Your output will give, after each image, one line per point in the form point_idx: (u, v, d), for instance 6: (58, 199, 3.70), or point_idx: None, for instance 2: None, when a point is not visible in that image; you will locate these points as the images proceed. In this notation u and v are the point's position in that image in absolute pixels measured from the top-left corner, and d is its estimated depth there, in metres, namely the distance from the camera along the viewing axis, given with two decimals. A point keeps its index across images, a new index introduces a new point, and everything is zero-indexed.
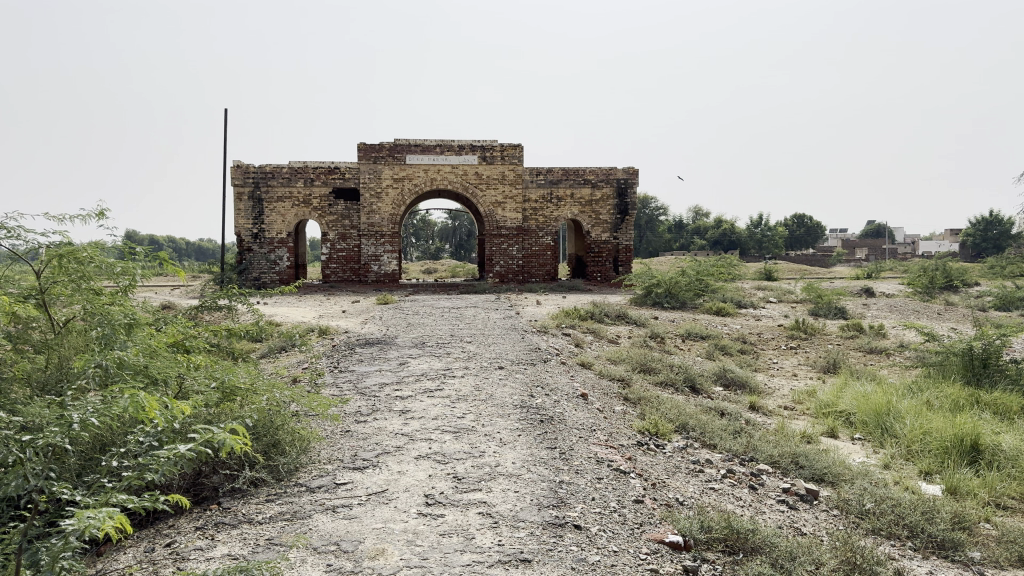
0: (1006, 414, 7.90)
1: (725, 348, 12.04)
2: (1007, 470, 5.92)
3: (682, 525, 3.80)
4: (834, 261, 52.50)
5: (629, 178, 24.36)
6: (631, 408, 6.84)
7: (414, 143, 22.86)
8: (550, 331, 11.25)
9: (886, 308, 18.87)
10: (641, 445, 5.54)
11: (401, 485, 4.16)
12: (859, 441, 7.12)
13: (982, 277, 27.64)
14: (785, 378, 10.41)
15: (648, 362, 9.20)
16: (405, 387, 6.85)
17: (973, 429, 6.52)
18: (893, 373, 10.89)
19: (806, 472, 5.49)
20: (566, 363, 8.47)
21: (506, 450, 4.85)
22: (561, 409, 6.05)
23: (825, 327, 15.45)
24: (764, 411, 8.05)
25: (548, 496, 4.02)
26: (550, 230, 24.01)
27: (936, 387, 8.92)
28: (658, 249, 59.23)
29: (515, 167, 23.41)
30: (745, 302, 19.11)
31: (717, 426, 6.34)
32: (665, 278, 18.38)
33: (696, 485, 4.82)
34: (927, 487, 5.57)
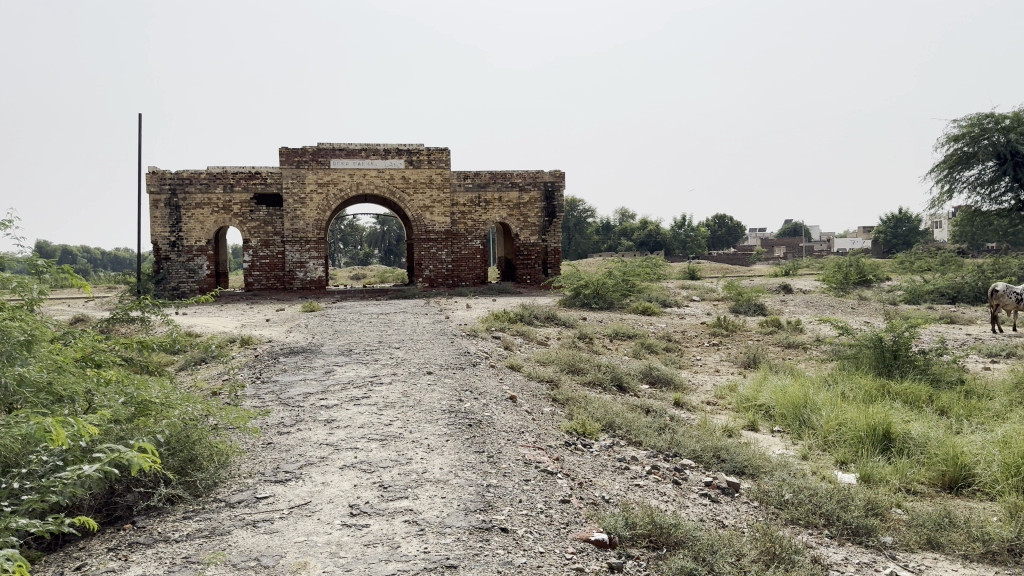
0: (916, 403, 8.28)
1: (651, 346, 12.27)
2: (916, 457, 6.20)
3: (608, 523, 3.85)
4: (754, 260, 54.18)
5: (556, 181, 24.60)
6: (559, 409, 6.91)
7: (338, 148, 22.52)
8: (479, 335, 11.25)
9: (803, 303, 19.57)
10: (568, 445, 5.60)
11: (325, 496, 4.09)
12: (778, 433, 7.36)
13: (892, 271, 28.95)
14: (708, 374, 10.71)
15: (576, 362, 9.30)
16: (330, 396, 6.75)
17: (883, 418, 6.82)
18: (810, 366, 11.31)
19: (727, 465, 5.66)
20: (494, 366, 8.48)
21: (434, 456, 4.83)
22: (490, 412, 6.05)
23: (746, 323, 15.92)
24: (687, 407, 8.24)
25: (475, 500, 4.02)
26: (479, 234, 24.03)
27: (850, 378, 9.30)
28: (587, 251, 59.94)
29: (442, 171, 23.36)
30: (670, 301, 19.52)
31: (642, 424, 6.45)
32: (593, 279, 18.62)
33: (622, 482, 4.90)
34: (842, 476, 5.80)
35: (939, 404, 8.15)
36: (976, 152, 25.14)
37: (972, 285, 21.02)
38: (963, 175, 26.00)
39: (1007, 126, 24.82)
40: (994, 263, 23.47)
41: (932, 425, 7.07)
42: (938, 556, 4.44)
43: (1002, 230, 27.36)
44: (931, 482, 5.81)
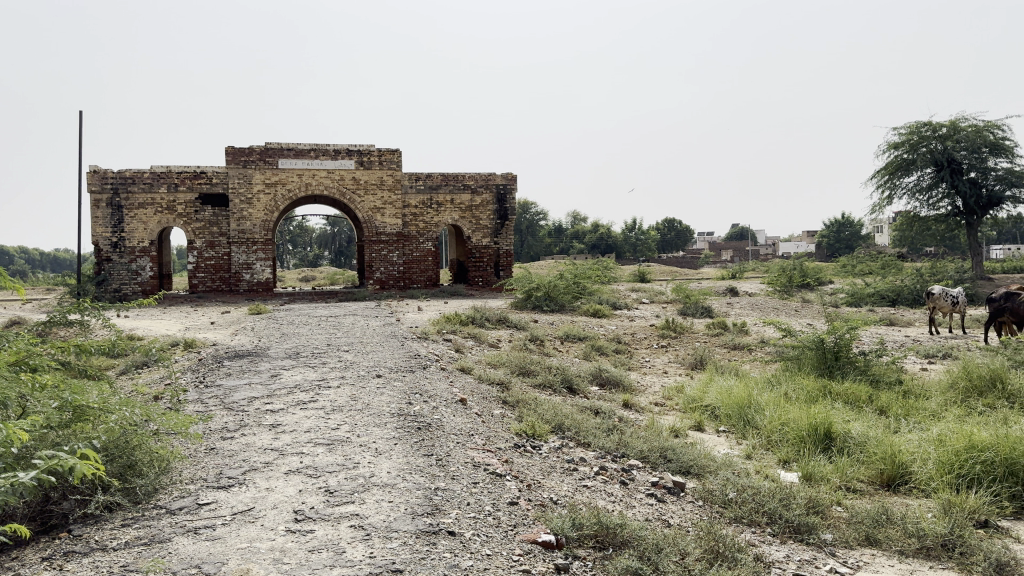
0: (856, 402, 8.52)
1: (601, 348, 12.37)
2: (856, 455, 6.37)
3: (555, 524, 3.88)
4: (703, 264, 55.13)
5: (508, 183, 24.69)
6: (509, 411, 6.92)
7: (287, 147, 22.20)
8: (429, 338, 11.21)
9: (749, 306, 19.93)
10: (517, 447, 5.62)
11: (269, 502, 4.03)
12: (723, 433, 7.49)
13: (835, 274, 29.70)
14: (657, 375, 10.85)
15: (526, 364, 9.33)
16: (276, 400, 6.65)
17: (824, 417, 6.99)
18: (755, 367, 11.55)
19: (673, 465, 5.74)
20: (445, 369, 8.46)
21: (381, 459, 4.80)
22: (439, 415, 6.04)
23: (693, 326, 16.18)
24: (636, 408, 8.33)
25: (423, 504, 4.01)
26: (430, 236, 23.94)
27: (793, 379, 9.51)
28: (540, 253, 60.18)
29: (394, 172, 23.22)
30: (620, 303, 19.67)
31: (591, 425, 6.50)
32: (544, 282, 18.70)
33: (570, 483, 4.94)
34: (784, 474, 5.94)
35: (878, 404, 8.39)
36: (915, 159, 25.99)
37: (910, 288, 21.69)
38: (903, 182, 26.83)
39: (943, 135, 25.78)
40: (932, 267, 24.27)
41: (871, 424, 7.26)
42: (876, 552, 4.57)
43: (937, 234, 28.55)
44: (870, 480, 5.98)
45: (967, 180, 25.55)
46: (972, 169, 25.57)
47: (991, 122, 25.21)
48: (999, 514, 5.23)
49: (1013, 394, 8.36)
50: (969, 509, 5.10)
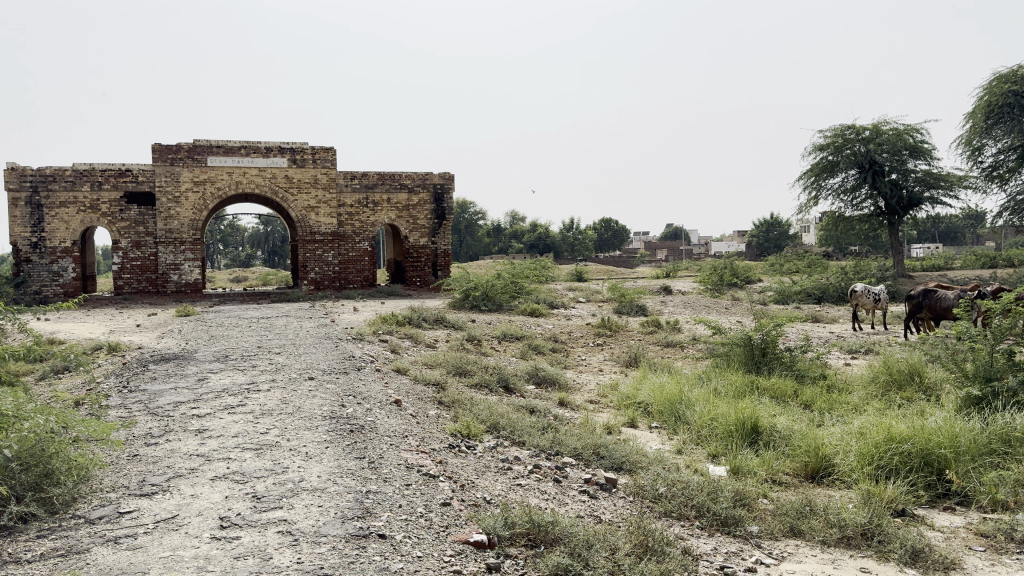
0: (781, 397, 8.78)
1: (537, 347, 12.44)
2: (781, 449, 6.57)
3: (487, 523, 3.89)
4: (638, 263, 55.92)
5: (445, 183, 24.65)
6: (444, 411, 6.91)
7: (216, 144, 21.65)
8: (365, 339, 11.10)
9: (681, 304, 20.30)
10: (452, 448, 5.61)
11: (194, 509, 3.94)
12: (655, 429, 7.64)
13: (764, 273, 30.51)
14: (592, 374, 10.97)
15: (463, 364, 9.32)
16: (203, 404, 6.50)
17: (752, 412, 7.18)
18: (687, 363, 11.80)
19: (606, 462, 5.83)
20: (380, 370, 8.39)
21: (312, 463, 4.74)
22: (373, 417, 5.98)
23: (628, 324, 16.40)
24: (571, 406, 8.42)
25: (353, 507, 3.97)
26: (366, 236, 23.68)
27: (723, 375, 9.74)
28: (478, 253, 60.09)
29: (328, 171, 22.92)
30: (556, 302, 19.80)
31: (526, 424, 6.54)
32: (482, 282, 18.69)
33: (504, 482, 4.96)
34: (713, 469, 6.09)
35: (803, 399, 8.66)
36: (839, 161, 26.94)
37: (835, 286, 22.43)
38: (828, 183, 27.74)
39: (866, 138, 26.80)
40: (856, 266, 25.14)
41: (796, 418, 7.49)
42: (799, 543, 4.74)
43: (861, 234, 29.57)
44: (795, 472, 6.18)
45: (888, 182, 26.47)
46: (892, 171, 26.51)
47: (911, 126, 26.29)
48: (915, 503, 5.47)
49: (930, 387, 8.74)
50: (887, 499, 5.30)
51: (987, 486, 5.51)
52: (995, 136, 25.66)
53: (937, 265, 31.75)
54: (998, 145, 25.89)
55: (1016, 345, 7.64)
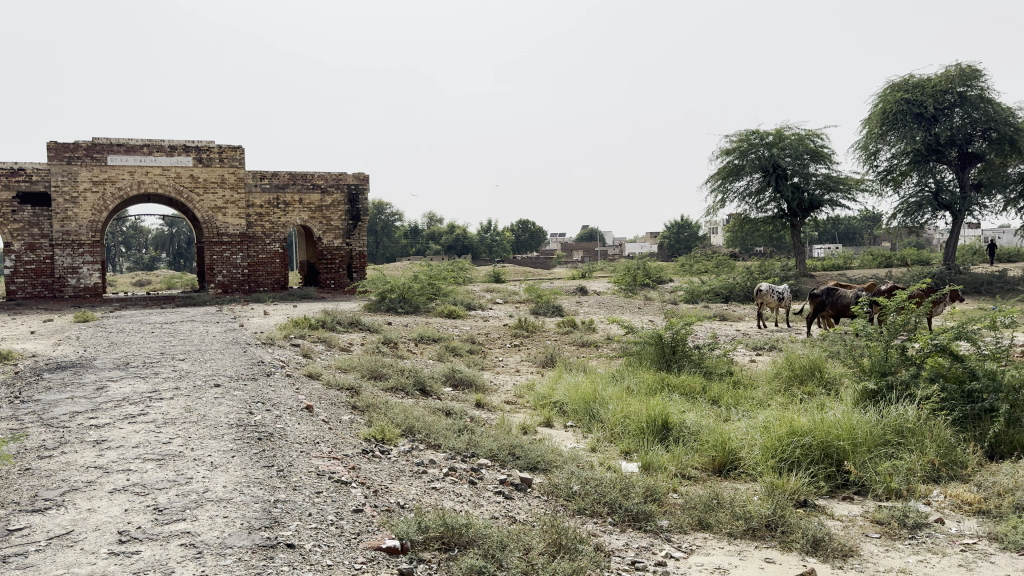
0: (691, 393, 9.03)
1: (455, 349, 12.42)
2: (691, 443, 6.76)
3: (400, 529, 3.86)
4: (555, 263, 56.48)
5: (359, 184, 24.36)
6: (358, 416, 6.81)
7: (117, 143, 20.74)
8: (275, 343, 10.81)
9: (596, 305, 20.61)
10: (365, 453, 5.53)
11: (91, 524, 3.76)
12: (571, 428, 7.73)
13: (675, 273, 31.31)
14: (509, 374, 11.04)
15: (378, 367, 9.21)
16: (102, 414, 6.21)
17: (663, 409, 7.36)
18: (601, 362, 12.02)
19: (521, 462, 5.86)
20: (291, 376, 8.19)
21: (217, 473, 4.59)
22: (282, 424, 5.83)
23: (544, 324, 16.57)
24: (488, 408, 8.43)
25: (261, 517, 3.87)
26: (277, 237, 23.11)
27: (635, 373, 9.95)
28: (395, 254, 59.51)
29: (235, 170, 22.28)
30: (474, 303, 19.79)
31: (441, 426, 6.51)
32: (398, 283, 18.51)
33: (418, 486, 4.93)
34: (626, 466, 6.20)
35: (711, 395, 8.92)
36: (745, 164, 27.94)
37: (742, 286, 23.23)
38: (734, 186, 28.69)
39: (769, 142, 27.85)
40: (761, 266, 26.11)
41: (705, 414, 7.71)
42: (707, 536, 4.89)
43: (766, 235, 30.71)
44: (703, 466, 6.37)
45: (790, 184, 27.53)
46: (795, 174, 27.58)
47: (811, 131, 27.54)
48: (816, 494, 5.71)
49: (830, 381, 9.16)
50: (791, 490, 5.51)
51: (882, 475, 5.81)
52: (888, 141, 27.01)
53: (836, 264, 33.25)
54: (891, 150, 27.29)
55: (908, 340, 8.07)
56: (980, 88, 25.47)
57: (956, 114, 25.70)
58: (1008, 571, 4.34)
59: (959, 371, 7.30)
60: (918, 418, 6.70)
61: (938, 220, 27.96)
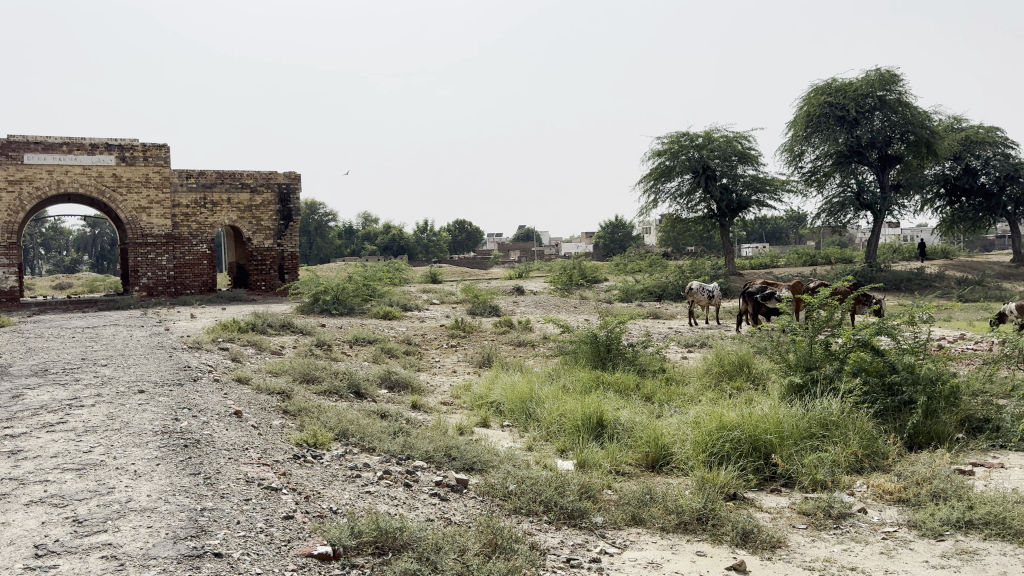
0: (625, 390, 9.15)
1: (390, 350, 12.30)
2: (624, 440, 6.85)
3: (332, 534, 3.80)
4: (491, 264, 56.54)
5: (291, 183, 23.95)
6: (290, 421, 6.67)
7: (34, 140, 19.87)
8: (203, 348, 10.52)
9: (532, 304, 20.71)
10: (297, 458, 5.43)
11: (5, 538, 3.59)
12: (507, 428, 7.75)
13: (610, 272, 31.67)
14: (445, 375, 10.99)
15: (310, 371, 9.05)
16: (17, 423, 5.93)
17: (597, 406, 7.44)
18: (537, 361, 12.07)
19: (457, 463, 5.84)
20: (219, 380, 7.98)
21: (141, 483, 4.44)
22: (210, 430, 5.68)
23: (481, 324, 16.55)
24: (424, 409, 8.38)
25: (187, 526, 3.76)
26: (205, 238, 22.53)
27: (570, 372, 10.03)
28: (329, 255, 58.67)
29: (161, 169, 21.61)
30: (410, 304, 19.66)
31: (375, 429, 6.44)
32: (332, 285, 18.22)
33: (353, 490, 4.86)
34: (561, 463, 6.24)
35: (644, 392, 9.05)
36: (675, 165, 28.45)
37: (675, 285, 23.67)
38: (665, 187, 29.19)
39: (699, 144, 28.45)
40: (693, 265, 26.63)
41: (638, 410, 7.82)
42: (641, 531, 4.96)
43: (696, 234, 31.35)
44: (637, 462, 6.45)
45: (719, 186, 28.17)
46: (723, 175, 28.23)
47: (739, 133, 28.26)
48: (745, 486, 5.86)
49: (757, 376, 9.41)
50: (721, 484, 5.63)
51: (809, 467, 5.99)
52: (813, 143, 27.84)
53: (764, 262, 34.15)
54: (815, 152, 28.16)
55: (832, 335, 8.32)
56: (899, 92, 26.53)
57: (877, 117, 26.62)
58: (926, 557, 4.53)
59: (880, 365, 7.57)
60: (842, 411, 6.93)
61: (860, 220, 28.96)
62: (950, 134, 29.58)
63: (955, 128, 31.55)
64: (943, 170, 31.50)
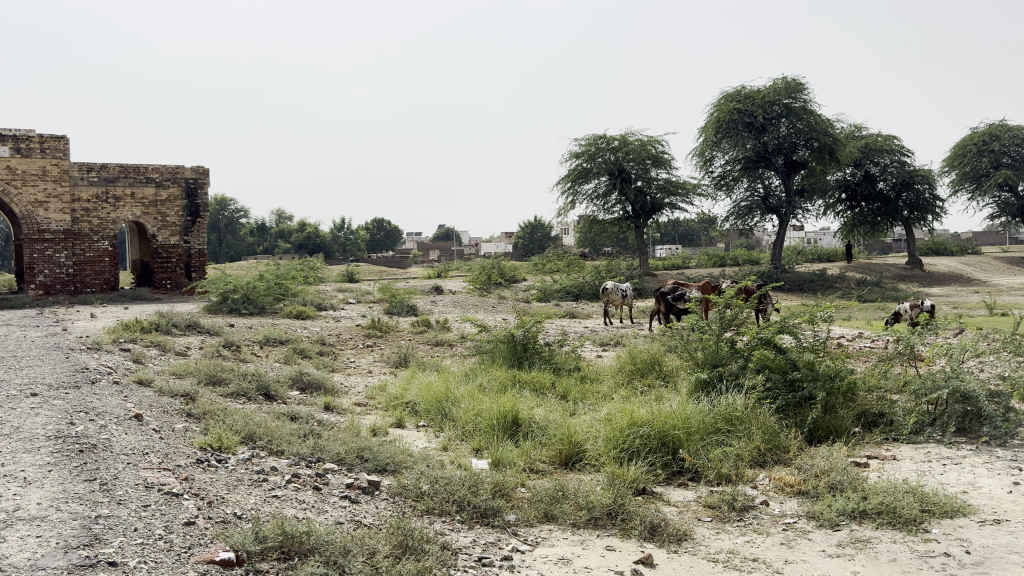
0: (541, 388, 9.24)
1: (303, 351, 12.07)
2: (538, 438, 6.91)
3: (235, 540, 3.71)
4: (409, 263, 56.20)
5: (199, 177, 23.18)
6: (194, 424, 6.46)
7: None
8: (103, 348, 10.09)
9: (450, 304, 20.67)
10: (201, 463, 5.26)
11: None
12: (423, 428, 7.72)
13: (528, 272, 31.93)
14: (360, 375, 10.85)
15: (217, 373, 8.77)
16: None
17: (513, 405, 7.49)
18: (454, 361, 12.07)
19: (370, 464, 5.77)
20: (119, 383, 7.66)
21: (31, 490, 4.23)
22: (108, 435, 5.45)
23: (398, 324, 16.41)
24: (337, 410, 8.26)
25: (80, 535, 3.60)
26: (106, 234, 21.59)
27: (487, 371, 10.05)
28: (240, 253, 57.21)
29: (59, 162, 20.58)
30: (324, 303, 19.31)
31: (285, 431, 6.30)
32: (242, 283, 17.70)
33: (258, 495, 4.75)
34: (476, 462, 6.25)
35: (560, 390, 9.15)
36: (593, 167, 28.86)
37: (591, 285, 24.03)
38: (583, 188, 29.57)
39: (615, 147, 29.00)
40: (608, 266, 27.09)
41: (553, 409, 7.88)
42: (553, 527, 5.02)
43: (612, 235, 31.89)
44: (551, 460, 6.53)
45: (634, 188, 28.76)
46: (638, 178, 28.84)
47: (653, 137, 28.96)
48: (654, 482, 6.01)
49: (668, 374, 9.62)
50: (630, 479, 5.75)
51: (714, 462, 6.19)
52: (723, 148, 28.73)
53: (676, 263, 35.01)
54: (725, 157, 29.07)
55: (737, 333, 8.59)
56: (803, 100, 27.76)
57: (783, 124, 27.68)
58: (823, 546, 4.75)
59: (782, 362, 7.85)
60: (746, 407, 7.18)
61: (767, 223, 30.02)
62: (850, 142, 31.04)
63: (855, 136, 33.14)
64: (844, 176, 32.96)
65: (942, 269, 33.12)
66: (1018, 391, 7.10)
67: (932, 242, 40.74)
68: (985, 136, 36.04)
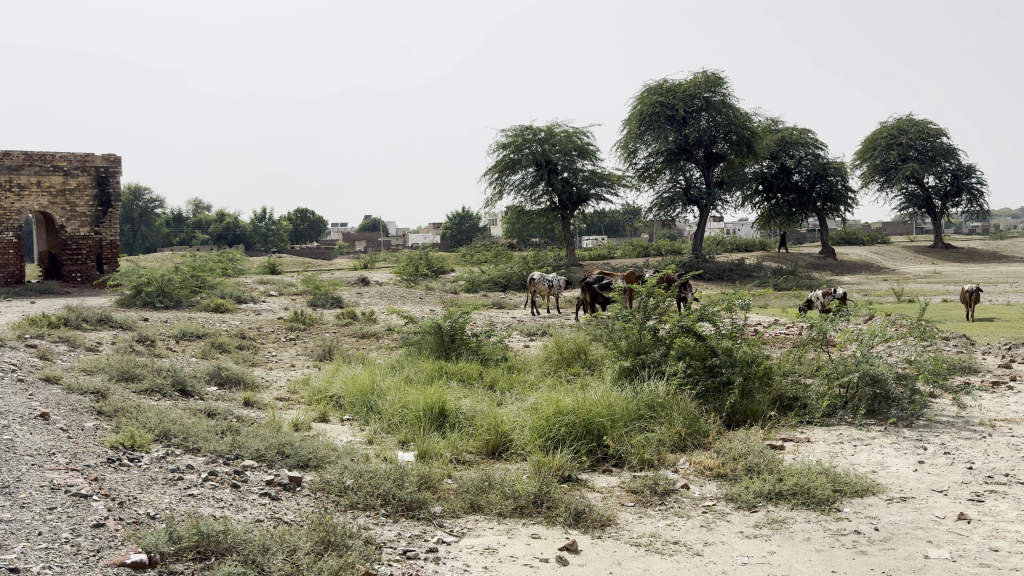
0: (467, 379, 9.25)
1: (222, 345, 11.74)
2: (465, 429, 6.90)
3: (147, 541, 3.59)
4: (333, 254, 55.32)
5: (109, 165, 22.26)
6: (105, 422, 6.21)
7: None
8: (6, 344, 9.59)
9: (375, 295, 20.42)
10: (112, 462, 5.06)
11: None
12: (347, 422, 7.62)
13: (456, 263, 31.85)
14: (282, 369, 10.63)
15: (130, 368, 8.45)
16: None
17: (439, 396, 7.46)
18: (380, 353, 11.93)
19: (291, 460, 5.67)
20: (22, 381, 7.28)
21: None
22: (10, 435, 5.19)
23: (322, 316, 16.15)
24: (258, 406, 8.07)
25: None
26: (10, 225, 20.57)
27: (414, 363, 9.98)
28: (155, 244, 55.28)
29: None
30: (244, 296, 18.81)
31: (201, 428, 6.13)
32: (157, 276, 17.07)
33: (173, 494, 4.60)
34: (401, 455, 6.19)
35: (487, 380, 9.18)
36: (519, 158, 28.92)
37: (517, 275, 24.13)
38: (510, 179, 29.59)
39: (542, 138, 29.15)
40: (535, 257, 27.23)
41: (479, 399, 7.87)
42: (478, 517, 5.04)
43: (539, 226, 32.05)
44: (478, 450, 6.54)
45: (561, 179, 28.97)
46: (564, 169, 29.06)
47: (578, 129, 29.24)
48: (578, 468, 6.08)
49: (593, 362, 9.75)
50: (556, 467, 5.81)
51: (637, 448, 6.31)
52: (645, 141, 29.19)
53: (601, 254, 35.47)
54: (647, 150, 29.56)
55: (659, 322, 8.73)
56: (722, 94, 28.46)
57: (703, 117, 28.30)
58: (741, 527, 4.89)
59: (702, 350, 8.04)
60: (668, 393, 7.33)
61: (688, 214, 30.68)
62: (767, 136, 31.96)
63: (771, 130, 34.16)
64: (761, 168, 34.00)
65: (853, 258, 34.49)
66: (922, 373, 7.47)
67: (844, 232, 42.44)
68: (893, 130, 37.83)
